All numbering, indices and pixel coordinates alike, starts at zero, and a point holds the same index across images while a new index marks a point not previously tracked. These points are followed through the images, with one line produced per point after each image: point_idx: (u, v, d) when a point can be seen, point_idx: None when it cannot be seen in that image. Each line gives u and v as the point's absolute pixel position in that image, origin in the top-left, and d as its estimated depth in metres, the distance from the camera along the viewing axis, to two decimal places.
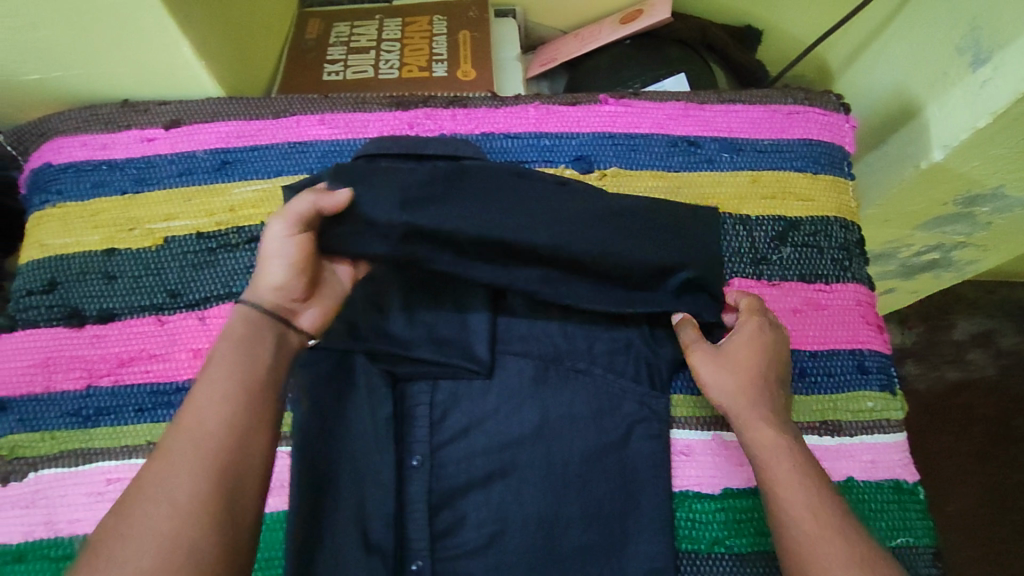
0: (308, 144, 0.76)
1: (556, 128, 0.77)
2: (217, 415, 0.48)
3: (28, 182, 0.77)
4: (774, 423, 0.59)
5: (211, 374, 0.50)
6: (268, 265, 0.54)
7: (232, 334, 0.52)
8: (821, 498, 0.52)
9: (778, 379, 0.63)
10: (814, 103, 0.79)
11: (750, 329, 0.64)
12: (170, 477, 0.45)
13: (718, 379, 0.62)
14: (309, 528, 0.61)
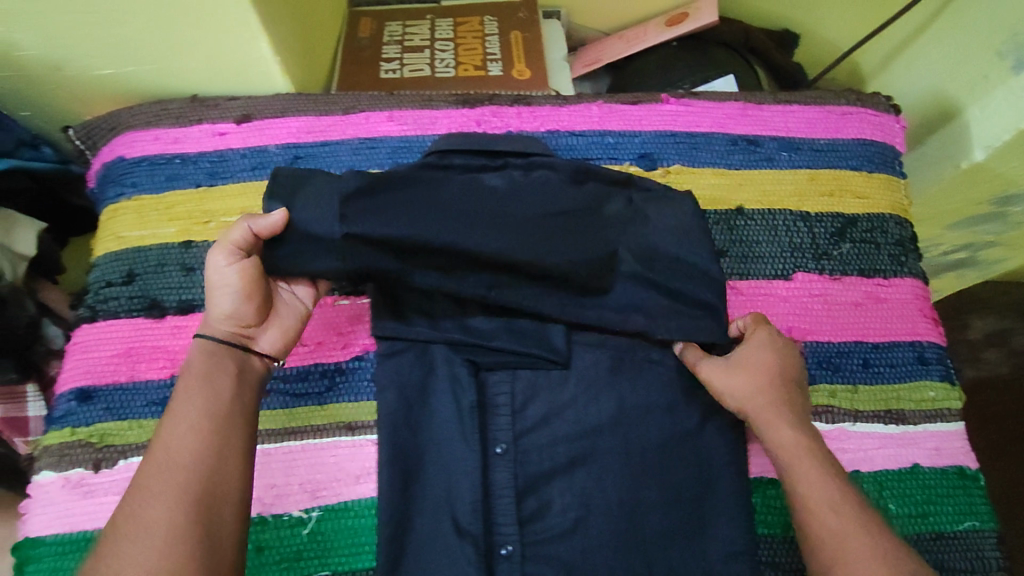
0: (377, 140, 0.76)
1: (619, 127, 0.79)
2: (187, 447, 0.52)
3: (98, 176, 0.77)
4: (795, 424, 0.60)
5: (176, 411, 0.54)
6: (215, 297, 0.58)
7: (193, 371, 0.57)
8: (842, 498, 0.55)
9: (796, 380, 0.64)
10: (865, 104, 0.82)
11: (762, 336, 0.65)
12: (144, 509, 0.49)
13: (735, 385, 0.63)
14: (399, 513, 0.62)
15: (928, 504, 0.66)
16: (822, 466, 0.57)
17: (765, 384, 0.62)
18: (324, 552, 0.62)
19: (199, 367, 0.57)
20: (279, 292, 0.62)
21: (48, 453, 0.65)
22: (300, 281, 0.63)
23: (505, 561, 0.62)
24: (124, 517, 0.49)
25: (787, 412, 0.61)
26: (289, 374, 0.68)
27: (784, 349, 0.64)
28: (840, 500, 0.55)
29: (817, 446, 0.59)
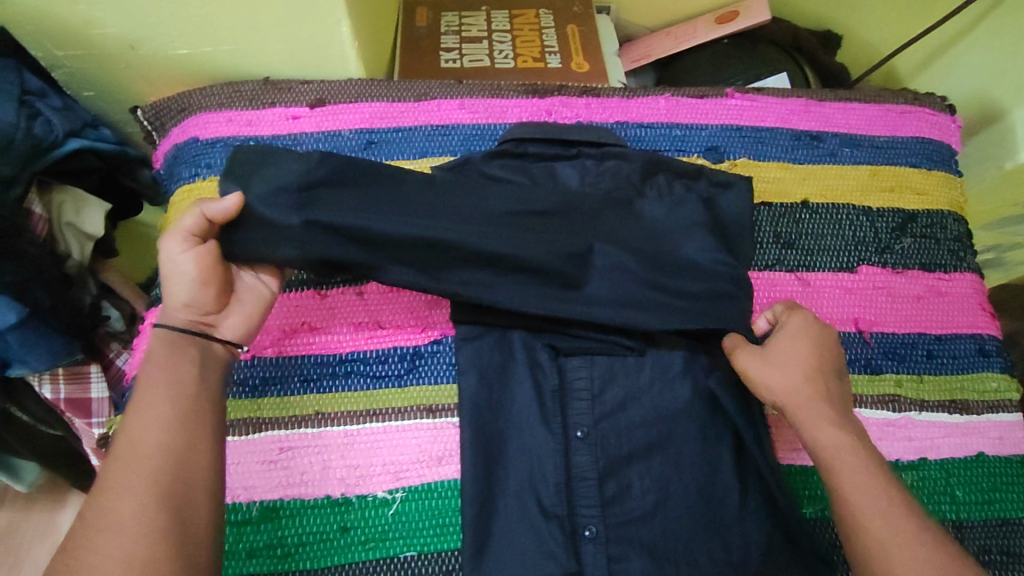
0: (450, 127, 0.78)
1: (686, 119, 0.80)
2: (153, 435, 0.51)
3: (169, 157, 0.78)
4: (836, 419, 0.58)
5: (141, 398, 0.53)
6: (171, 286, 0.57)
7: (158, 356, 0.56)
8: (887, 497, 0.53)
9: (834, 370, 0.62)
10: (923, 103, 0.84)
11: (795, 325, 0.63)
12: (110, 499, 0.48)
13: (772, 378, 0.61)
14: (483, 494, 0.63)
15: (993, 490, 0.68)
16: (864, 462, 0.55)
17: (802, 378, 0.60)
18: (407, 533, 0.63)
19: (164, 353, 0.56)
20: (241, 279, 0.61)
21: None
22: (266, 268, 0.62)
23: (588, 543, 0.63)
24: (94, 507, 0.49)
25: (825, 407, 0.59)
26: (369, 357, 0.68)
27: (819, 338, 0.62)
28: (886, 500, 0.53)
29: (859, 443, 0.57)
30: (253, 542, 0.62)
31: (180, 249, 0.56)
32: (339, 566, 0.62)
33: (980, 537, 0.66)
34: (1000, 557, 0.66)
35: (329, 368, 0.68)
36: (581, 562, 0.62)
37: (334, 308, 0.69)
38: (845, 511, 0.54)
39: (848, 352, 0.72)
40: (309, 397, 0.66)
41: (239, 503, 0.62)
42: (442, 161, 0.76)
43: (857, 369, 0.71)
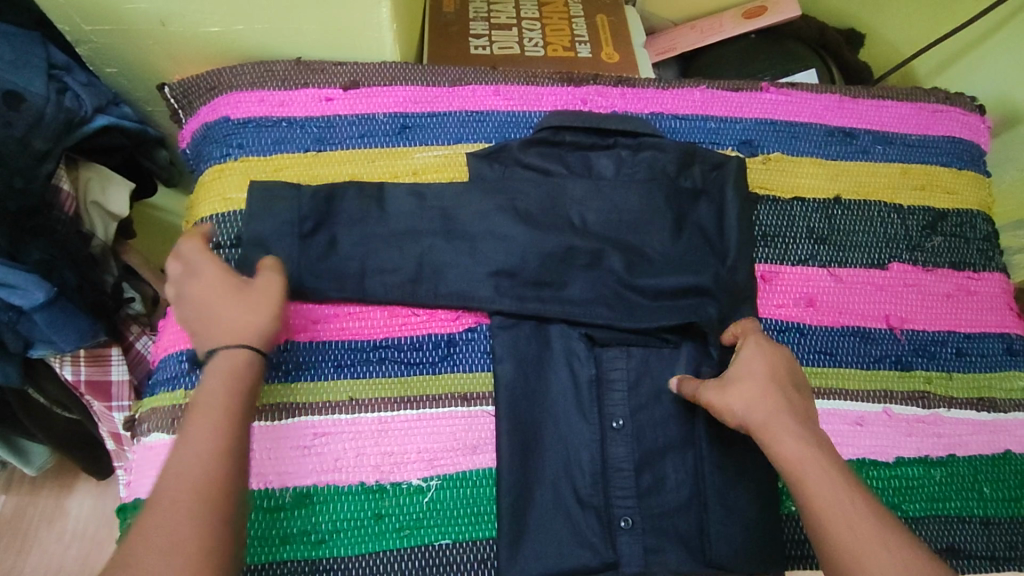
0: (485, 113, 0.78)
1: (720, 112, 0.81)
2: (221, 464, 0.50)
3: (197, 135, 0.77)
4: (800, 432, 0.56)
5: (205, 423, 0.51)
6: (243, 306, 0.57)
7: (231, 377, 0.54)
8: (859, 509, 0.51)
9: (794, 382, 0.60)
10: (954, 103, 0.84)
11: (750, 346, 0.61)
12: (170, 522, 0.46)
13: (733, 400, 0.58)
14: (520, 482, 0.63)
15: (1019, 488, 0.69)
16: (831, 473, 0.53)
17: (760, 393, 0.58)
18: (442, 522, 0.62)
19: (236, 375, 0.54)
20: None
21: (159, 415, 0.64)
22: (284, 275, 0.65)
23: (625, 533, 0.62)
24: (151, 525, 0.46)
25: (788, 421, 0.56)
26: (403, 344, 0.68)
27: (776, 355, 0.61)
28: (856, 510, 0.51)
29: (826, 454, 0.54)
30: (287, 528, 0.61)
31: (265, 278, 0.60)
32: (372, 554, 0.61)
33: (1006, 534, 0.67)
34: None
35: (362, 354, 0.67)
36: (618, 552, 0.62)
37: None
38: (818, 526, 0.51)
39: (880, 348, 0.72)
40: (342, 383, 0.66)
41: (273, 489, 0.62)
42: (477, 147, 0.76)
43: (888, 365, 0.72)
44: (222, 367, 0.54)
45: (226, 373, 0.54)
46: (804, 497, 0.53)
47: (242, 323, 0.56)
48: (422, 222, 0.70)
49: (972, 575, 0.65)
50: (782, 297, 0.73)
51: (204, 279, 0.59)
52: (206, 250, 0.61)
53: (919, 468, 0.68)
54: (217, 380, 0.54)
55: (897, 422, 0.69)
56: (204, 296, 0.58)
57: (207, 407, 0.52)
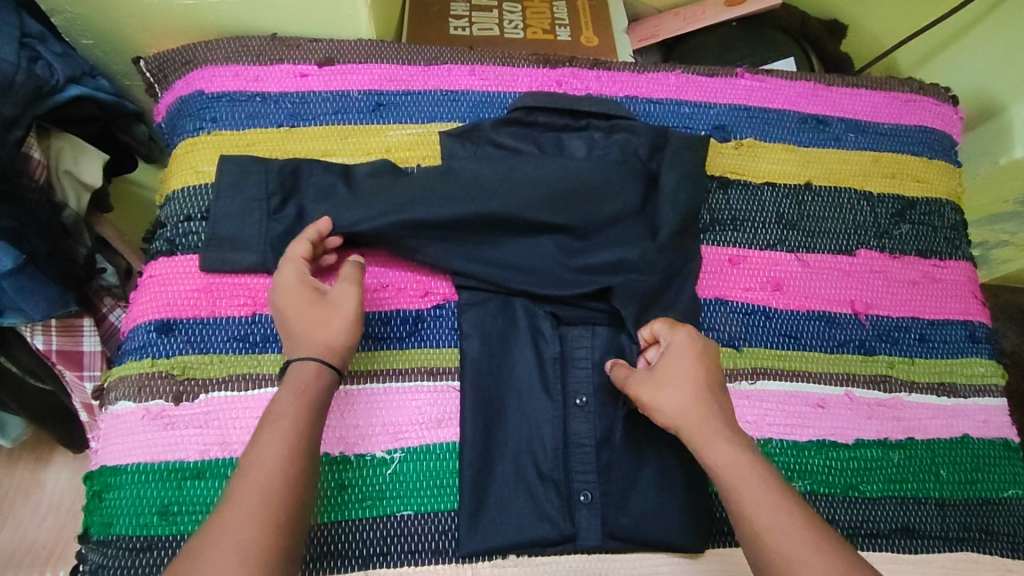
0: (460, 93, 0.79)
1: (694, 97, 0.81)
2: (283, 467, 0.52)
3: (172, 109, 0.77)
4: (730, 436, 0.56)
5: (271, 431, 0.53)
6: (317, 325, 0.59)
7: (302, 385, 0.56)
8: (790, 513, 0.51)
9: (719, 382, 0.60)
10: (928, 93, 0.85)
11: (681, 340, 0.61)
12: (238, 522, 0.49)
13: (665, 401, 0.58)
14: (483, 456, 0.64)
15: (976, 471, 0.70)
16: (764, 479, 0.53)
17: (690, 396, 0.58)
18: (405, 493, 0.62)
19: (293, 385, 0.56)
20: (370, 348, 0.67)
21: (126, 384, 0.64)
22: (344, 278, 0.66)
23: (584, 507, 0.63)
24: (219, 521, 0.49)
25: (720, 425, 0.56)
26: (372, 318, 0.68)
27: (704, 347, 0.61)
28: (785, 512, 0.51)
29: (755, 459, 0.54)
30: None
31: (345, 287, 0.62)
32: (334, 524, 0.61)
33: (960, 515, 0.68)
34: (978, 535, 0.68)
35: None
36: (576, 526, 0.63)
37: (337, 265, 0.69)
38: (751, 531, 0.51)
39: (844, 333, 0.73)
40: None
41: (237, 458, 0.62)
42: (449, 126, 0.77)
43: (851, 349, 0.73)
44: (295, 377, 0.57)
45: (301, 380, 0.57)
46: (734, 503, 0.53)
47: (323, 342, 0.59)
48: None
49: (925, 555, 0.66)
50: (749, 280, 0.74)
51: (292, 284, 0.62)
52: (304, 254, 0.64)
53: (879, 450, 0.69)
54: (292, 388, 0.56)
55: (858, 405, 0.71)
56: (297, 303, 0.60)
57: (278, 415, 0.54)
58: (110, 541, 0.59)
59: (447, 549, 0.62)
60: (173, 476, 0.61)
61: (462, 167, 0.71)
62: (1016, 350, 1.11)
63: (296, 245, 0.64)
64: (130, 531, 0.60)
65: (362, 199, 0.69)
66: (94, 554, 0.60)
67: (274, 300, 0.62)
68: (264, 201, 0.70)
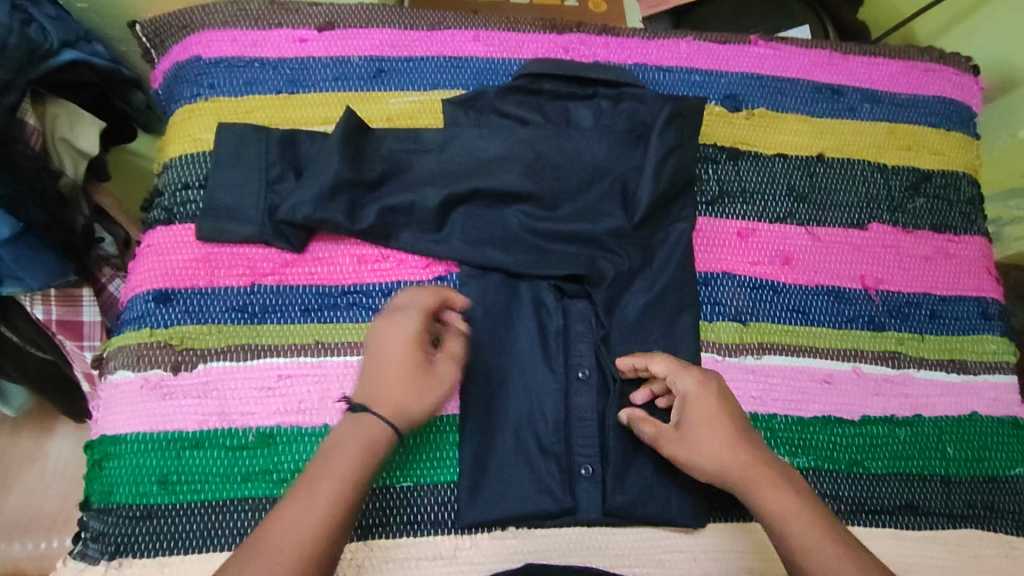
0: (463, 59, 0.76)
1: (705, 65, 0.79)
2: (320, 526, 0.50)
3: (169, 75, 0.75)
4: (777, 477, 0.57)
5: (325, 482, 0.52)
6: (410, 388, 0.56)
7: (362, 437, 0.54)
8: (838, 554, 0.53)
9: (748, 424, 0.60)
10: (947, 62, 0.83)
11: (694, 389, 0.59)
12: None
13: (703, 452, 0.58)
14: (484, 430, 0.63)
15: (983, 449, 0.69)
16: (811, 521, 0.54)
17: (726, 444, 0.58)
18: (404, 464, 0.62)
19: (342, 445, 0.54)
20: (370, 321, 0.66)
21: (125, 353, 0.64)
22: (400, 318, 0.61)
23: (585, 481, 0.63)
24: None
25: (762, 468, 0.57)
26: (373, 290, 0.67)
27: (722, 391, 0.60)
28: (834, 555, 0.53)
29: (803, 498, 0.56)
30: (247, 466, 0.61)
31: (445, 359, 0.59)
32: None
33: (965, 492, 0.67)
34: (982, 512, 0.67)
35: (330, 299, 0.66)
36: (577, 499, 0.62)
37: (337, 236, 0.68)
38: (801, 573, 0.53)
39: (854, 308, 0.72)
40: (307, 326, 0.65)
41: (236, 428, 0.62)
42: (452, 94, 0.75)
43: (860, 325, 0.71)
44: (361, 430, 0.54)
45: (362, 437, 0.54)
46: (784, 545, 0.54)
47: (398, 409, 0.55)
48: (391, 167, 0.69)
49: (928, 531, 0.66)
50: (757, 254, 0.72)
51: (396, 337, 0.57)
52: (428, 305, 0.59)
53: (885, 427, 0.68)
54: (349, 441, 0.54)
55: (866, 381, 0.69)
56: (385, 358, 0.56)
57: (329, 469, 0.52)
58: (110, 509, 0.59)
59: (447, 520, 0.61)
60: (172, 445, 0.61)
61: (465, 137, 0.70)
62: None
63: (425, 295, 0.60)
64: (130, 499, 0.60)
65: (362, 168, 0.67)
66: (95, 522, 0.59)
67: (370, 343, 0.58)
68: (262, 171, 0.68)
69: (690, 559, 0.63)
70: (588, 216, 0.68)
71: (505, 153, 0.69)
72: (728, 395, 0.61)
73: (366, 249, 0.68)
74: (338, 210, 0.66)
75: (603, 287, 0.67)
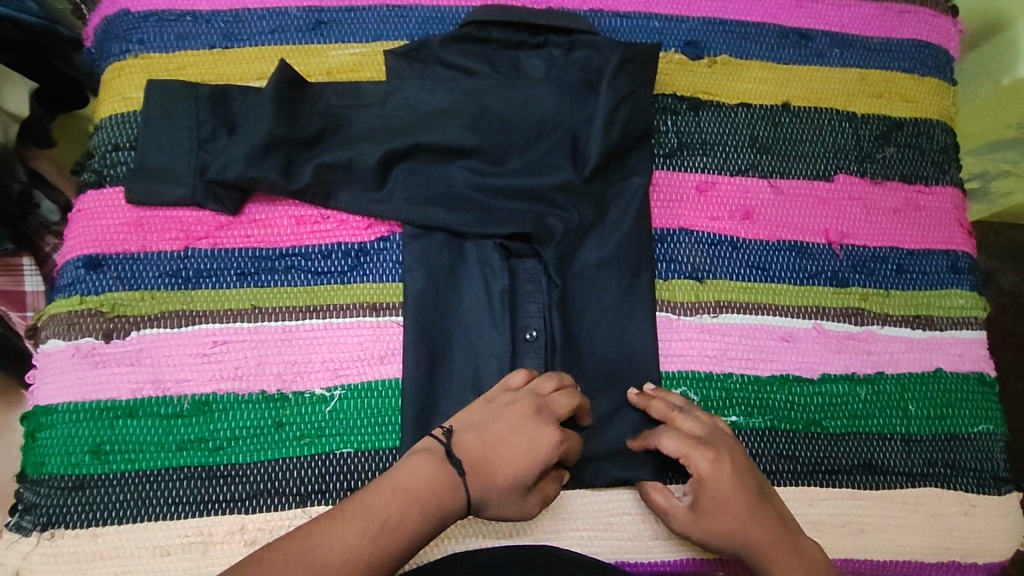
0: (408, 8, 0.72)
1: (666, 10, 0.74)
2: (366, 538, 0.48)
3: (97, 31, 0.71)
4: (788, 552, 0.56)
5: (385, 494, 0.51)
6: (495, 470, 0.54)
7: (435, 467, 0.53)
8: None
9: (766, 494, 0.57)
10: (924, 3, 0.78)
11: (711, 472, 0.56)
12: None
13: (715, 532, 0.56)
14: (427, 397, 0.61)
15: (946, 406, 0.67)
16: None
17: (740, 527, 0.56)
18: (345, 430, 0.60)
19: (410, 488, 0.51)
20: (310, 286, 0.64)
21: (55, 322, 0.62)
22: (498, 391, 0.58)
23: None
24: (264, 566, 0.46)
25: (774, 544, 0.56)
26: (312, 252, 0.64)
27: (741, 465, 0.57)
28: None
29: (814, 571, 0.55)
30: (182, 435, 0.59)
31: (531, 500, 0.56)
32: (273, 462, 0.59)
33: (925, 451, 0.66)
34: (943, 471, 0.65)
35: (268, 262, 0.64)
36: None
37: (274, 196, 0.65)
38: None
39: (817, 264, 0.69)
40: (244, 291, 0.63)
41: (171, 397, 0.60)
42: (395, 45, 0.71)
43: (823, 281, 0.68)
44: (436, 467, 0.53)
45: (438, 467, 0.53)
46: None
47: (481, 483, 0.53)
48: (329, 123, 0.65)
49: (886, 490, 0.64)
50: (717, 209, 0.69)
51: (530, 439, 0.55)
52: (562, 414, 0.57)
53: (844, 385, 0.66)
54: (422, 468, 0.52)
55: (828, 338, 0.67)
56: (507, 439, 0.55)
57: (390, 482, 0.52)
58: (43, 480, 0.58)
59: None
60: (105, 415, 0.59)
61: (407, 91, 0.66)
62: (1014, 290, 1.03)
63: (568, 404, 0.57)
64: (63, 470, 0.58)
65: (296, 125, 0.64)
66: (29, 493, 0.58)
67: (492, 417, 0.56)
68: (192, 130, 0.64)
69: (639, 521, 0.62)
70: (536, 172, 0.65)
71: (448, 107, 0.66)
72: (747, 463, 0.58)
73: (310, 213, 0.65)
74: (272, 168, 0.62)
75: (553, 245, 0.64)
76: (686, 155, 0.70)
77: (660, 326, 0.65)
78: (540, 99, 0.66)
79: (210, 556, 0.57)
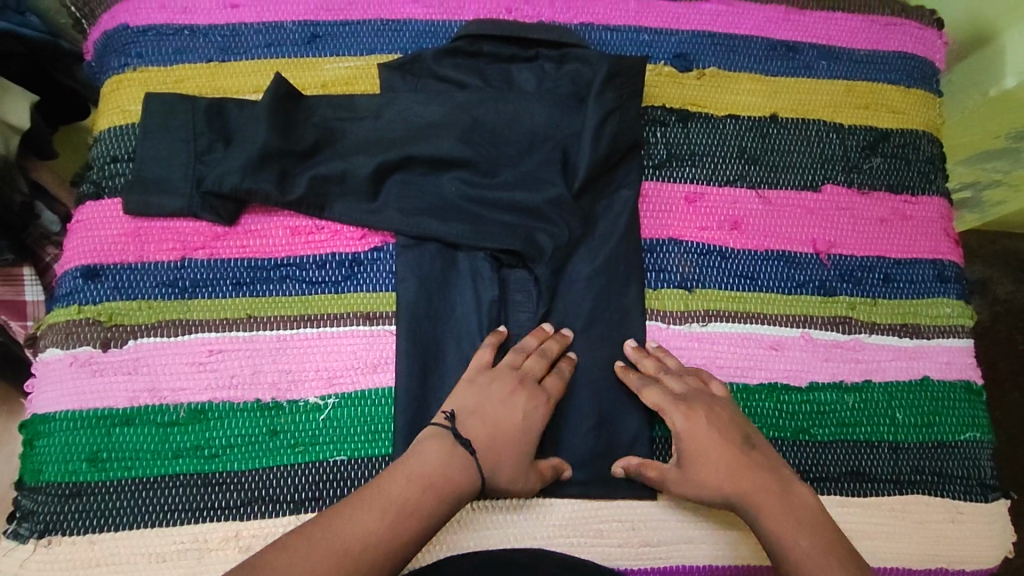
0: (402, 22, 0.73)
1: (655, 23, 0.76)
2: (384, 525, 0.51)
3: (97, 46, 0.72)
4: (777, 490, 0.57)
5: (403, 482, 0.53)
6: (505, 455, 0.56)
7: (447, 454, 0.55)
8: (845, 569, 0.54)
9: (749, 440, 0.60)
10: (910, 16, 0.79)
11: (686, 423, 0.59)
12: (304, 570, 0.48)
13: (702, 482, 0.58)
14: (419, 404, 0.62)
15: (932, 414, 0.68)
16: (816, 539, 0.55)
17: (724, 472, 0.58)
18: (339, 438, 0.61)
19: (425, 474, 0.53)
20: (305, 296, 0.65)
21: (54, 331, 0.63)
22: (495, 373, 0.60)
23: None
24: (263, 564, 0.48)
25: (761, 487, 0.57)
26: (306, 262, 0.65)
27: (719, 414, 0.60)
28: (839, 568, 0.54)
29: (803, 512, 0.57)
30: (178, 442, 0.60)
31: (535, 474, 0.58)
32: (267, 469, 0.60)
33: (913, 458, 0.66)
34: (930, 478, 0.66)
35: (263, 273, 0.65)
36: None
37: (270, 207, 0.66)
38: None
39: (805, 273, 0.70)
40: (240, 300, 0.64)
41: (167, 405, 0.61)
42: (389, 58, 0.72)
43: (811, 290, 0.69)
44: (447, 451, 0.55)
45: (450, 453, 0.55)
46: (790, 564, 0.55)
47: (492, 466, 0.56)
48: (323, 135, 0.66)
49: (873, 498, 0.65)
50: (706, 219, 0.70)
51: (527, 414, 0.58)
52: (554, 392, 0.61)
53: (833, 394, 0.67)
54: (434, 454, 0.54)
55: (816, 346, 0.68)
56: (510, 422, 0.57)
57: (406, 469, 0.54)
58: (41, 488, 0.59)
59: None
60: (101, 423, 0.60)
61: (400, 103, 0.68)
62: (1006, 298, 1.04)
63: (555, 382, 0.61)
64: (60, 477, 0.59)
65: (290, 138, 0.65)
66: (26, 500, 0.59)
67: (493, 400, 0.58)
68: (189, 142, 0.66)
69: (630, 527, 0.62)
70: (528, 183, 0.66)
71: (440, 120, 0.67)
72: (727, 412, 0.60)
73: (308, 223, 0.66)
74: (267, 179, 0.64)
75: (544, 254, 0.65)
76: (675, 165, 0.71)
77: (650, 335, 0.66)
78: (531, 111, 0.68)
79: (206, 563, 0.58)
